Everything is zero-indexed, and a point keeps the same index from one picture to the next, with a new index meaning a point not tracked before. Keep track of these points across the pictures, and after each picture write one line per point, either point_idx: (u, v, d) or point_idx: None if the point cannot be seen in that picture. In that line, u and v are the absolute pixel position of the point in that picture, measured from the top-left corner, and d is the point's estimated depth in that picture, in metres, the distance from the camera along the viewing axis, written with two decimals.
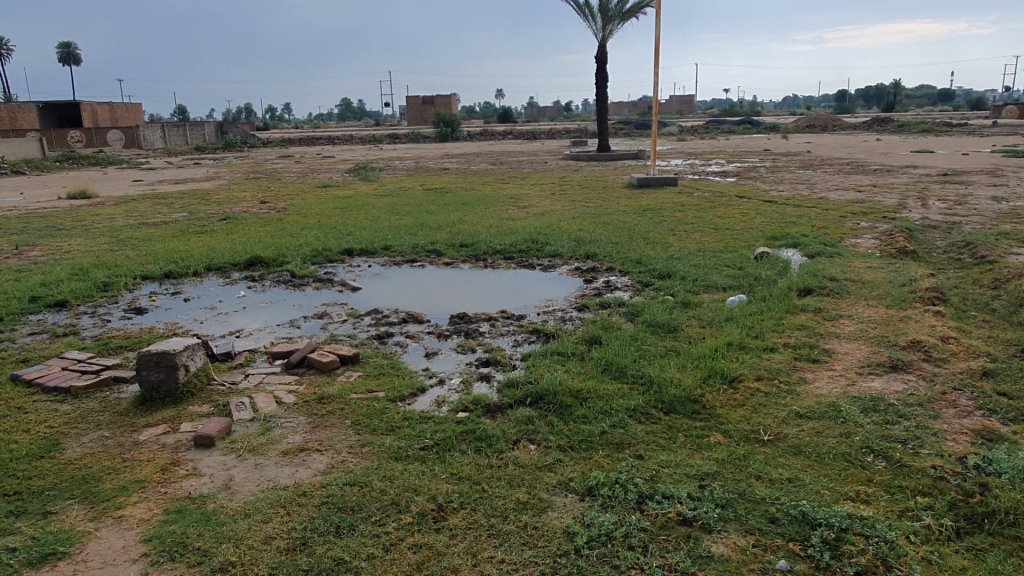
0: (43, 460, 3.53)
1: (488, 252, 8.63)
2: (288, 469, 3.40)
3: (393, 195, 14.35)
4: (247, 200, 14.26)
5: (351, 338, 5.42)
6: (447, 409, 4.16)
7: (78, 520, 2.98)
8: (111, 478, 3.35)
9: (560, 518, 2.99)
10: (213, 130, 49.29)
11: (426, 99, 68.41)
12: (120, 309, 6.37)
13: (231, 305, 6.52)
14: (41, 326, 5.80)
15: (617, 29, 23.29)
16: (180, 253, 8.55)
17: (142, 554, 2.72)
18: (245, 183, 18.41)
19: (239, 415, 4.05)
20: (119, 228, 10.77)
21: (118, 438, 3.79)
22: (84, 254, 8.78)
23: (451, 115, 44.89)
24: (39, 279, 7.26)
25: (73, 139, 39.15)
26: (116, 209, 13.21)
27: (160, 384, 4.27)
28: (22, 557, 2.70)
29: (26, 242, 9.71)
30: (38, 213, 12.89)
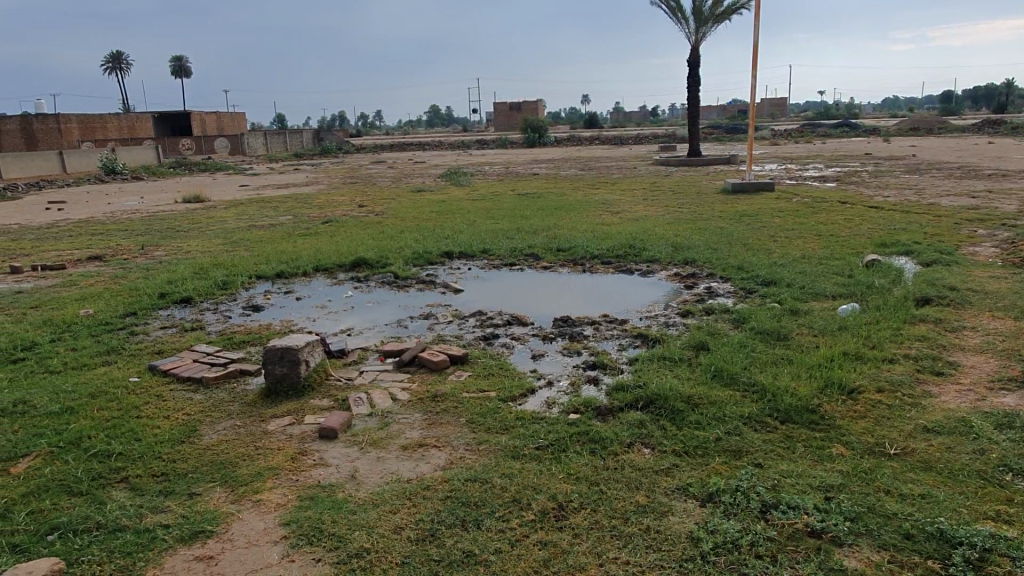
0: (184, 444, 3.78)
1: (586, 256, 8.63)
2: (409, 463, 3.51)
3: (487, 200, 14.57)
4: (347, 204, 14.79)
5: (458, 339, 5.54)
6: (558, 410, 4.20)
7: (221, 502, 3.18)
8: (247, 464, 3.55)
9: (682, 523, 2.96)
10: (310, 138, 51.33)
11: (512, 105, 69.03)
12: (238, 306, 6.73)
13: (340, 304, 6.78)
14: (169, 321, 6.20)
15: (710, 31, 22.84)
16: (290, 254, 8.96)
17: (282, 536, 2.87)
18: (344, 186, 19.20)
19: (358, 409, 4.22)
20: (232, 230, 11.41)
21: (248, 427, 4.01)
22: (201, 254, 9.32)
23: (540, 123, 45.28)
24: (165, 277, 7.76)
25: (184, 147, 41.61)
26: (227, 213, 13.98)
27: (284, 378, 4.48)
28: (176, 534, 2.90)
29: (151, 242, 10.40)
30: (158, 216, 13.78)
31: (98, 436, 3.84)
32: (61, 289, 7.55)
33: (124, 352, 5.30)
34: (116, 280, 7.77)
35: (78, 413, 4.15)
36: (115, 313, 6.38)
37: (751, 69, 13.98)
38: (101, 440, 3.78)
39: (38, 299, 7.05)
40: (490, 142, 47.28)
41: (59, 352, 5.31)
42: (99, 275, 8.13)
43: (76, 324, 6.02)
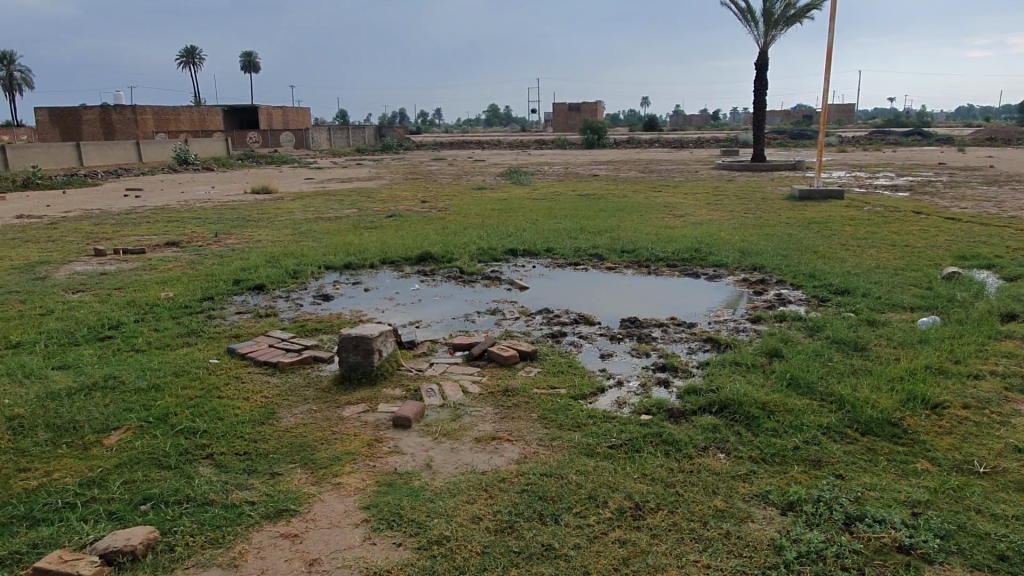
0: (264, 425, 3.89)
1: (651, 258, 8.56)
2: (483, 455, 3.53)
3: (548, 200, 14.55)
4: (409, 200, 14.98)
5: (526, 336, 5.56)
6: (629, 410, 4.16)
7: (302, 483, 3.26)
8: (325, 448, 3.63)
9: (762, 530, 2.91)
10: (372, 134, 52.23)
11: (571, 106, 68.83)
12: (309, 295, 6.88)
13: (408, 296, 6.87)
14: (244, 307, 6.37)
15: (780, 34, 22.37)
16: (357, 246, 9.13)
17: (363, 519, 2.92)
18: (406, 182, 19.49)
19: (430, 400, 4.26)
20: (299, 221, 11.69)
21: (325, 412, 4.10)
22: (272, 243, 9.58)
23: (600, 124, 45.22)
24: (239, 264, 8.00)
25: (251, 141, 42.84)
26: (294, 204, 14.33)
27: (357, 366, 4.56)
28: (261, 511, 2.99)
29: (223, 231, 10.73)
30: (229, 205, 14.22)
31: (182, 413, 3.98)
32: (142, 272, 7.85)
33: (203, 335, 5.48)
34: (193, 266, 8.04)
35: (163, 391, 4.31)
36: (194, 296, 6.60)
37: (824, 72, 13.61)
38: (187, 418, 3.92)
39: (121, 281, 7.34)
40: (548, 142, 47.28)
41: (143, 332, 5.53)
42: (176, 260, 8.43)
43: (158, 306, 6.26)
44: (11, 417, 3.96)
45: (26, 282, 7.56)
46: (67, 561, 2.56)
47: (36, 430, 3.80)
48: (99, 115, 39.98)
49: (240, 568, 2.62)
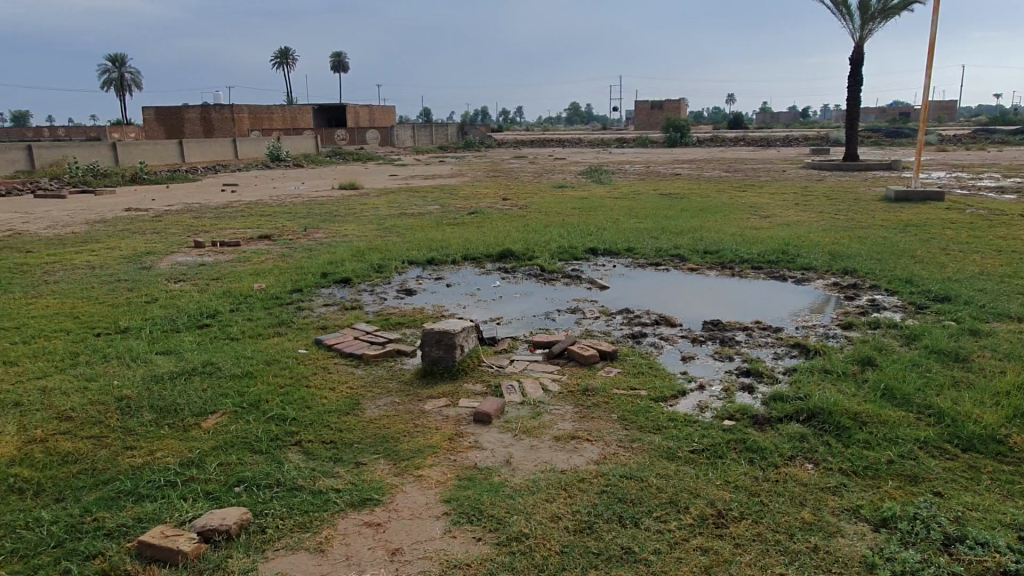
0: (350, 415, 4.00)
1: (735, 260, 8.34)
2: (563, 454, 3.53)
3: (629, 199, 14.36)
4: (490, 197, 15.11)
5: (606, 335, 5.52)
6: (711, 415, 4.08)
7: (385, 473, 3.35)
8: (408, 440, 3.71)
9: (853, 546, 2.79)
10: (454, 132, 52.93)
11: (653, 103, 67.69)
12: (393, 289, 7.04)
13: (489, 293, 6.94)
14: (331, 299, 6.58)
15: (877, 28, 21.40)
16: (439, 242, 9.27)
17: (444, 512, 2.98)
18: (488, 179, 19.68)
19: (511, 397, 4.29)
20: (384, 217, 11.96)
21: (407, 405, 4.19)
22: (358, 238, 9.84)
23: (683, 122, 44.39)
24: (327, 257, 8.26)
25: (339, 138, 44.15)
26: (379, 200, 14.69)
27: (439, 361, 4.64)
28: (347, 498, 3.08)
29: (312, 225, 11.10)
30: (317, 200, 14.70)
31: (273, 400, 4.15)
32: (237, 263, 8.21)
33: (293, 326, 5.69)
34: (283, 259, 8.35)
35: (255, 378, 4.50)
36: (284, 288, 6.86)
37: (926, 67, 12.94)
38: (277, 405, 4.08)
39: (218, 272, 7.71)
40: (629, 140, 46.72)
41: (237, 321, 5.79)
42: (268, 253, 8.78)
43: (251, 296, 6.54)
44: (120, 398, 4.22)
45: (133, 270, 8.04)
46: (168, 536, 2.71)
47: (141, 411, 4.04)
48: (200, 114, 42.10)
49: (326, 552, 2.71)
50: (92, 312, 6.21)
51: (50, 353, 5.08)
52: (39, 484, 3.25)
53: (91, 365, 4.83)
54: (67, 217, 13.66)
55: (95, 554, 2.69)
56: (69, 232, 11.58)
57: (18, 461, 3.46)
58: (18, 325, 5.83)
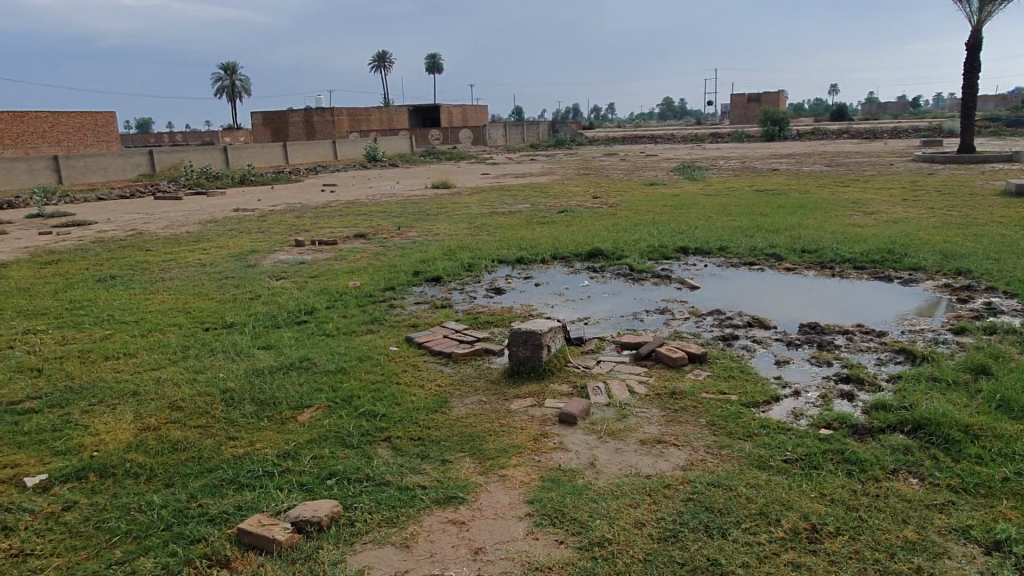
0: (437, 413, 4.08)
1: (835, 259, 7.97)
2: (648, 459, 3.47)
3: (723, 196, 13.98)
4: (580, 195, 15.05)
5: (696, 337, 5.39)
6: (806, 422, 3.91)
7: (471, 472, 3.39)
8: (493, 439, 3.74)
9: (961, 569, 2.61)
10: (545, 130, 53.01)
11: (750, 96, 65.59)
12: (482, 288, 7.12)
13: (577, 292, 6.91)
14: (422, 297, 6.72)
15: (998, 10, 19.94)
16: (529, 241, 9.30)
17: (526, 513, 2.99)
18: (578, 177, 19.58)
19: (597, 398, 4.26)
20: (475, 216, 12.12)
21: (494, 404, 4.23)
22: (449, 237, 10.01)
23: (782, 115, 42.79)
24: (419, 256, 8.45)
25: (433, 138, 45.08)
26: (471, 199, 14.89)
27: (526, 360, 4.65)
28: (432, 496, 3.14)
29: (406, 224, 11.38)
30: (411, 200, 15.05)
31: (365, 396, 4.28)
32: (334, 262, 8.52)
33: (385, 323, 5.85)
34: (377, 257, 8.60)
35: (348, 374, 4.66)
36: (378, 286, 7.07)
37: None
38: (369, 400, 4.21)
39: (317, 270, 8.02)
40: (724, 135, 45.48)
41: (333, 318, 6.01)
42: (364, 251, 9.06)
43: (347, 294, 6.77)
44: (225, 390, 4.46)
45: (240, 268, 8.48)
46: (265, 525, 2.84)
47: (243, 403, 4.25)
48: (303, 117, 43.93)
49: (412, 548, 2.77)
50: (202, 308, 6.59)
51: (165, 346, 5.43)
52: (150, 469, 3.47)
53: (200, 358, 5.13)
54: (182, 217, 14.56)
55: (198, 538, 2.85)
56: (184, 231, 12.34)
57: (134, 447, 3.71)
58: (136, 319, 6.25)
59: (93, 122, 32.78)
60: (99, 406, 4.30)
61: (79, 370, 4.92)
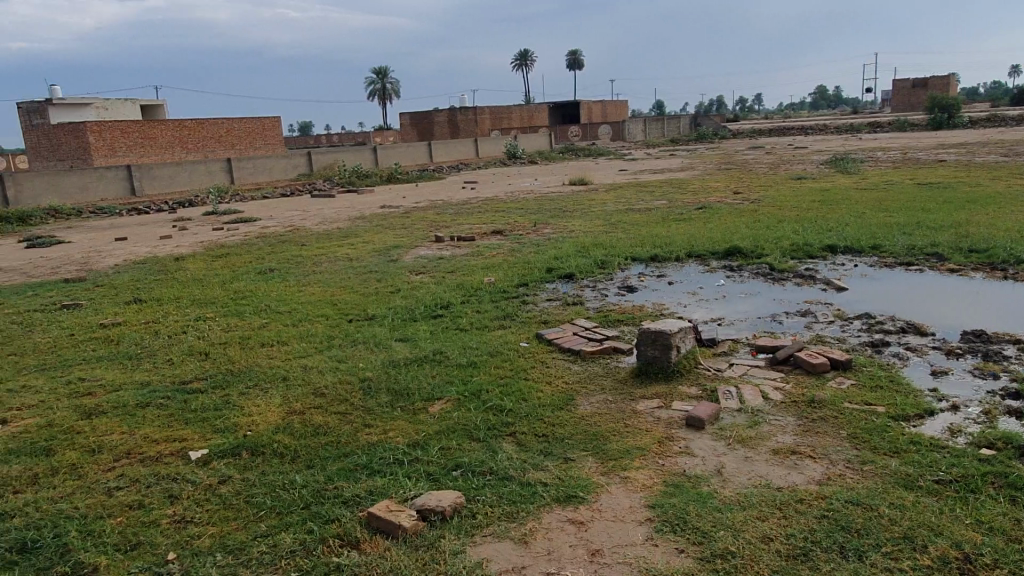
0: (562, 411, 4.08)
1: (1009, 260, 7.18)
2: (780, 470, 3.30)
3: (881, 190, 12.99)
4: (722, 191, 14.52)
5: (841, 343, 5.05)
6: (964, 441, 3.55)
7: (593, 471, 3.37)
8: (617, 440, 3.70)
9: None
10: (687, 124, 51.57)
11: (915, 81, 60.49)
12: (614, 286, 7.04)
13: (712, 292, 6.68)
14: (554, 294, 6.76)
15: None
16: (665, 238, 9.10)
17: (647, 518, 2.94)
18: (720, 172, 18.90)
19: (727, 403, 4.10)
20: (611, 213, 12.02)
21: (620, 404, 4.18)
22: (584, 234, 9.98)
23: (953, 100, 39.10)
24: (553, 253, 8.49)
25: (572, 134, 45.17)
26: (607, 195, 14.79)
27: (655, 361, 4.56)
28: (552, 493, 3.15)
29: (541, 221, 11.47)
30: (548, 196, 15.17)
31: (493, 391, 4.36)
32: (471, 257, 8.75)
33: (517, 319, 5.94)
34: (512, 254, 8.74)
35: (478, 368, 4.77)
36: (512, 282, 7.18)
37: None
38: (497, 395, 4.29)
39: (454, 266, 8.27)
40: (884, 124, 42.23)
41: (468, 313, 6.17)
42: (500, 248, 9.24)
43: (481, 290, 6.93)
44: (364, 379, 4.71)
45: (383, 263, 8.91)
46: (392, 510, 2.97)
47: (380, 392, 4.46)
48: (447, 116, 45.43)
49: (530, 545, 2.80)
50: (347, 300, 6.98)
51: (313, 335, 5.81)
52: (294, 451, 3.72)
53: (343, 348, 5.45)
54: (334, 214, 15.50)
55: (332, 519, 3.03)
56: (336, 227, 13.13)
57: (282, 428, 4.00)
58: (290, 310, 6.73)
59: (260, 126, 35.61)
60: (255, 389, 4.68)
61: (239, 355, 5.37)
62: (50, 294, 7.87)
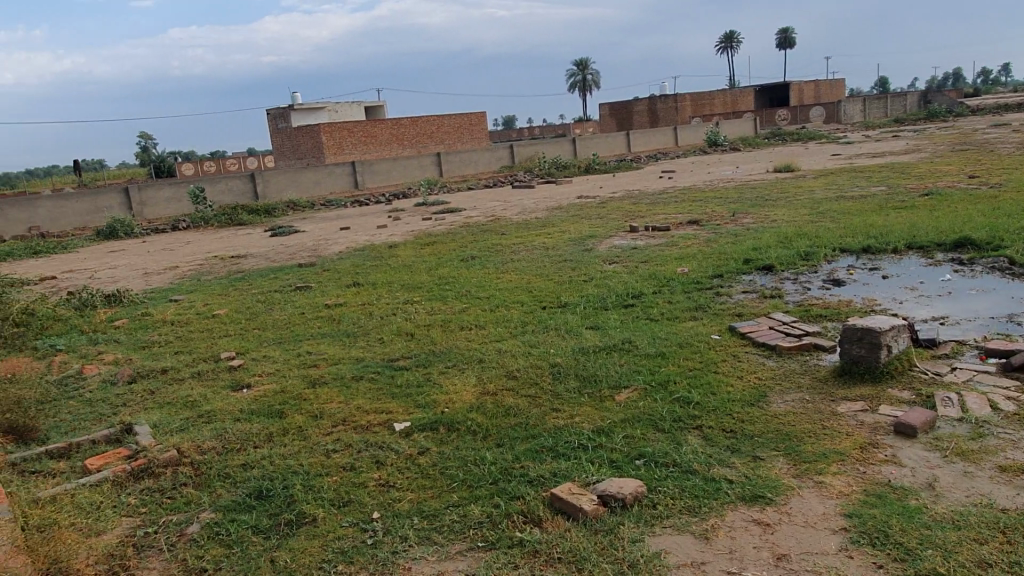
0: (753, 407, 3.92)
1: None
2: (1007, 490, 2.93)
3: None
4: (955, 174, 12.95)
5: None
6: None
7: (783, 473, 3.21)
8: (813, 442, 3.49)
9: None
10: (916, 101, 46.47)
11: None
12: (818, 279, 6.59)
13: (935, 288, 6.01)
14: (751, 286, 6.47)
15: None
16: (880, 227, 8.33)
17: (842, 527, 2.75)
18: (953, 154, 16.87)
19: (946, 410, 3.70)
20: (819, 200, 11.23)
21: (818, 404, 3.93)
22: (788, 223, 9.41)
23: None
24: (752, 243, 8.12)
25: (781, 117, 42.56)
26: (817, 182, 13.81)
27: (860, 360, 4.22)
28: (738, 492, 3.05)
29: (742, 210, 10.99)
30: (750, 184, 14.47)
31: (680, 382, 4.30)
32: (665, 247, 8.61)
33: (709, 311, 5.77)
34: (708, 244, 8.48)
35: (667, 359, 4.72)
36: (706, 273, 6.97)
37: None
38: (684, 387, 4.22)
39: (647, 256, 8.19)
40: None
41: (658, 303, 6.10)
42: (695, 238, 9.00)
43: (674, 280, 6.81)
44: (554, 364, 4.84)
45: (577, 252, 9.04)
46: (574, 493, 3.05)
47: (568, 378, 4.57)
48: (647, 105, 44.85)
49: (711, 541, 2.74)
50: (541, 288, 7.20)
51: (508, 321, 6.07)
52: (486, 429, 3.94)
53: (535, 333, 5.64)
54: (533, 205, 15.96)
55: (518, 496, 3.17)
56: (533, 217, 13.53)
57: (476, 407, 4.25)
58: (488, 296, 7.07)
59: (468, 122, 37.49)
60: (453, 368, 5.00)
61: (440, 336, 5.76)
62: (287, 277, 8.93)
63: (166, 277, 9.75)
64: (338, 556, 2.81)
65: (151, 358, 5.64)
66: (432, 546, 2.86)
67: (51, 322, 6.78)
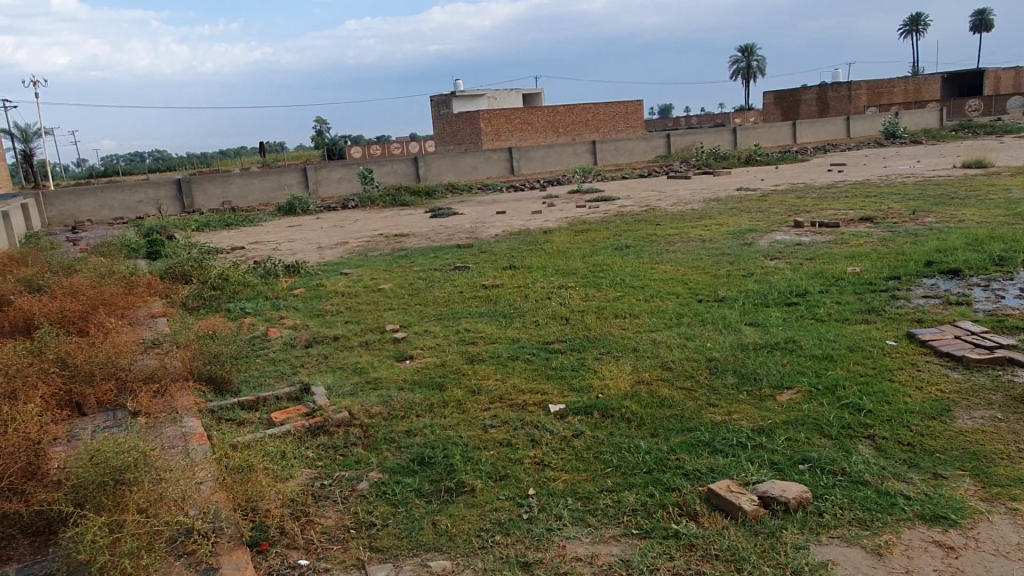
0: (935, 421, 3.62)
1: None
2: None
3: None
4: None
5: None
6: None
7: (969, 494, 2.95)
8: (1006, 464, 3.17)
9: None
10: None
11: None
12: (1016, 287, 5.92)
13: None
14: (934, 291, 5.95)
15: None
16: None
17: None
18: None
19: None
20: (1019, 200, 10.08)
21: (1012, 424, 3.56)
22: (980, 224, 8.52)
23: None
24: (937, 244, 7.44)
25: (972, 107, 38.52)
26: (1016, 180, 12.41)
27: None
28: (916, 509, 2.84)
29: (924, 208, 10.11)
30: (935, 181, 13.27)
31: (851, 388, 4.05)
32: (835, 245, 8.10)
33: (884, 314, 5.38)
34: (884, 243, 7.88)
35: (836, 362, 4.45)
36: (881, 274, 6.49)
37: None
38: (854, 393, 3.97)
39: (815, 253, 7.75)
40: None
41: (827, 303, 5.76)
42: (869, 236, 8.39)
43: (844, 280, 6.40)
44: (711, 358, 4.72)
45: (737, 245, 8.72)
46: (733, 492, 2.96)
47: (726, 373, 4.44)
48: (816, 94, 42.29)
49: (885, 558, 2.58)
50: (699, 280, 7.01)
51: (664, 311, 5.97)
52: (640, 418, 3.91)
53: (692, 326, 5.51)
54: (689, 196, 15.56)
55: (673, 488, 3.13)
56: (690, 208, 13.18)
57: (630, 395, 4.23)
58: (642, 285, 6.99)
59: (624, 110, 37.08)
60: (607, 355, 4.99)
61: (594, 323, 5.76)
62: (446, 256, 9.28)
63: (337, 251, 10.45)
64: (495, 526, 2.91)
65: (325, 326, 6.07)
66: (587, 527, 2.89)
67: (241, 286, 7.47)
